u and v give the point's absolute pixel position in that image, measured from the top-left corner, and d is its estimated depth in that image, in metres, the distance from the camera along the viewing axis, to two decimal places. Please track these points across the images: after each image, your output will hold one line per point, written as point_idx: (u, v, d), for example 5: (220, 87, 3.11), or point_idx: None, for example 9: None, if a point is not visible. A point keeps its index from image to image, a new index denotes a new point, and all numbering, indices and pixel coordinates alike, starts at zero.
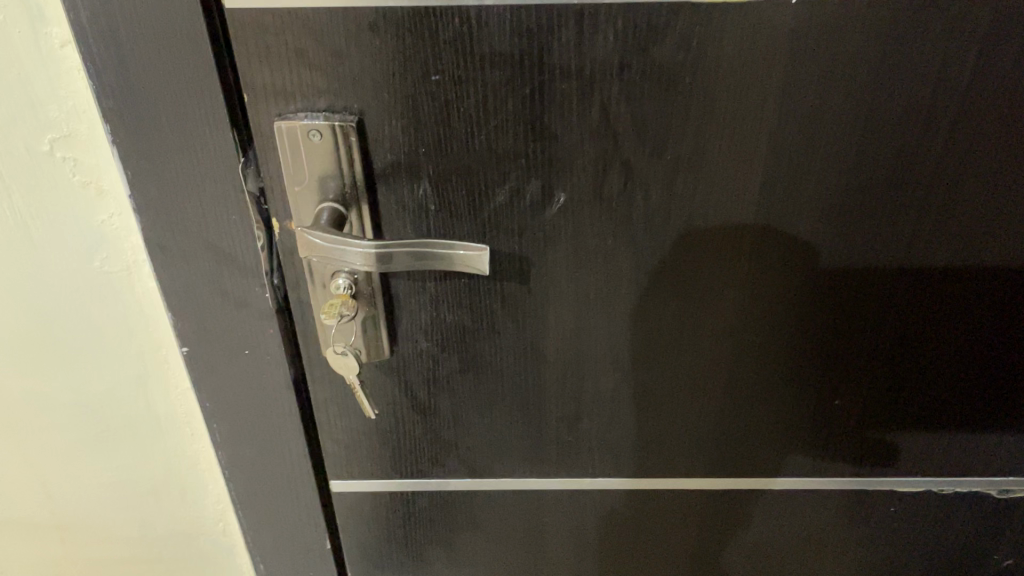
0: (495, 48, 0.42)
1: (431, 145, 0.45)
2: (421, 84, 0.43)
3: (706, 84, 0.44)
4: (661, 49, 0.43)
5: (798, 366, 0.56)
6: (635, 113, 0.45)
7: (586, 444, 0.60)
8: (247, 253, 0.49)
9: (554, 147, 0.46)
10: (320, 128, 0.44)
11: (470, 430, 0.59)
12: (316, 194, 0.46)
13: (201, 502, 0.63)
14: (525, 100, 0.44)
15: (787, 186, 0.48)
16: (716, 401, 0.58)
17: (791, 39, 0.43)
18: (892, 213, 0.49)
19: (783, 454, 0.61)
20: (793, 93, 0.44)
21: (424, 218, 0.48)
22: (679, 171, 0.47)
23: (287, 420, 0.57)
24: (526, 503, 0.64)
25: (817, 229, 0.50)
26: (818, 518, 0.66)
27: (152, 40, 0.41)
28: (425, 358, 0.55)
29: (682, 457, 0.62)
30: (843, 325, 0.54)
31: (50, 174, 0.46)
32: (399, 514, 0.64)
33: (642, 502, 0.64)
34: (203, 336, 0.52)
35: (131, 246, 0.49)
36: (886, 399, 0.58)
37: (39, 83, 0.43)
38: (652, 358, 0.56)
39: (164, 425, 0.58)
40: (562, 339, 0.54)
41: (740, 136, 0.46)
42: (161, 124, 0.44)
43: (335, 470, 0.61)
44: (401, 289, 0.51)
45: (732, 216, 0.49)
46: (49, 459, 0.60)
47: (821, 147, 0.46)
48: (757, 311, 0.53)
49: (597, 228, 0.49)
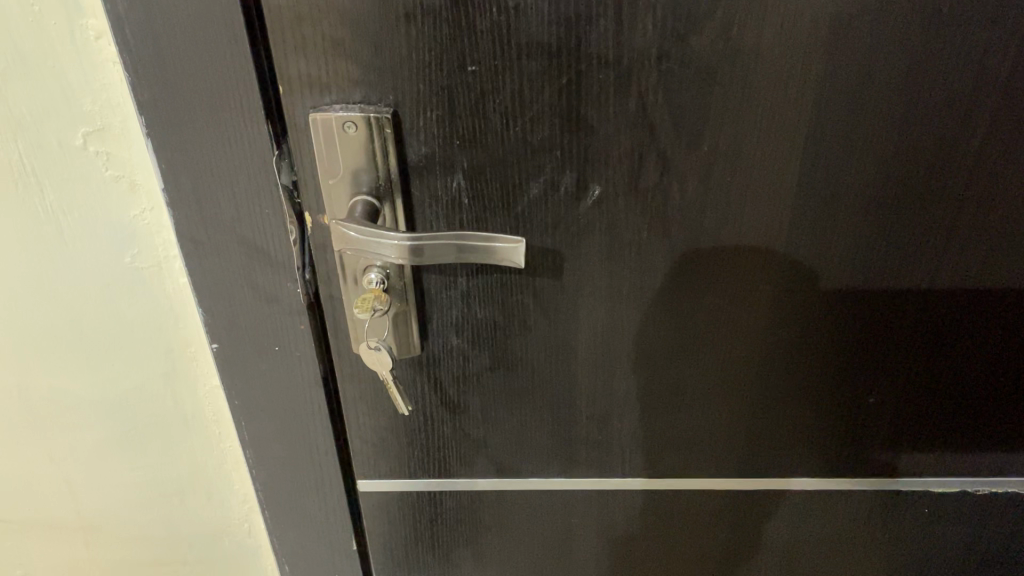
0: (531, 37, 0.42)
1: (467, 138, 0.45)
2: (457, 75, 0.43)
3: (745, 75, 0.43)
4: (700, 39, 0.42)
5: (833, 364, 0.55)
6: (673, 103, 0.44)
7: (616, 443, 0.60)
8: (279, 248, 0.49)
9: (590, 138, 0.45)
10: (355, 119, 0.44)
11: (500, 428, 0.58)
12: (350, 187, 0.46)
13: (226, 502, 0.63)
14: (562, 91, 0.44)
15: (824, 180, 0.47)
16: (747, 400, 0.57)
17: (833, 28, 0.42)
18: (931, 207, 0.48)
19: (815, 455, 0.60)
20: (833, 83, 0.44)
21: (458, 213, 0.48)
22: (714, 164, 0.46)
23: (316, 418, 0.56)
24: (552, 504, 0.63)
25: (854, 224, 0.49)
26: (849, 521, 0.65)
27: (188, 31, 0.41)
28: (455, 355, 0.55)
29: (713, 458, 0.61)
30: (878, 324, 0.53)
31: (82, 169, 0.46)
32: (426, 514, 0.64)
33: (671, 503, 0.64)
34: (233, 332, 0.52)
35: (163, 241, 0.49)
36: (921, 398, 0.57)
37: (73, 76, 0.43)
38: (682, 355, 0.55)
39: (192, 424, 0.58)
40: (593, 335, 0.54)
41: (777, 129, 0.45)
42: (196, 118, 0.44)
43: (362, 469, 0.61)
44: (432, 284, 0.51)
45: (768, 211, 0.48)
46: (74, 457, 0.60)
47: (859, 139, 0.46)
48: (790, 309, 0.53)
49: (631, 222, 0.48)
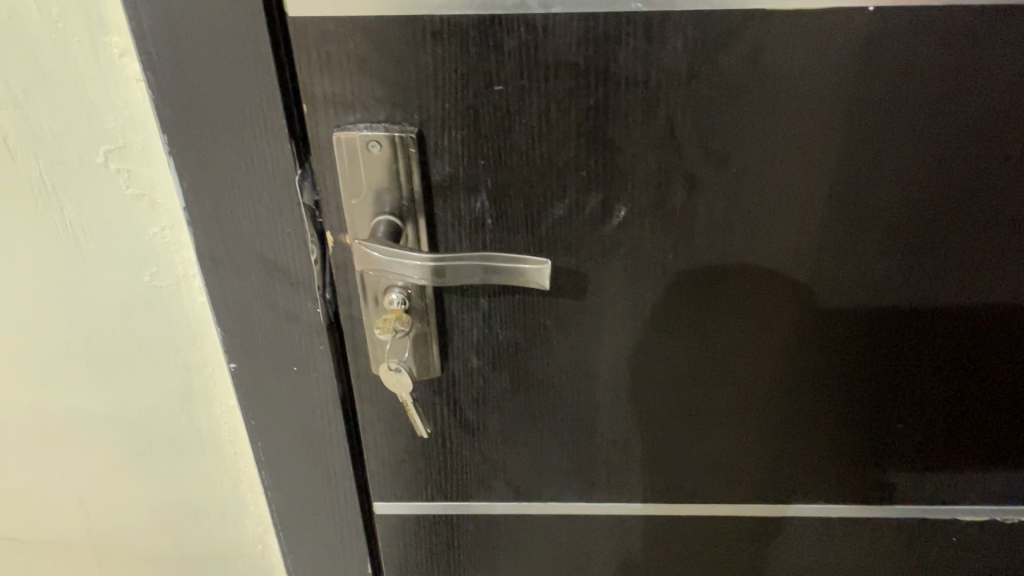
0: (560, 56, 0.41)
1: (491, 157, 0.45)
2: (483, 95, 0.43)
3: (773, 98, 0.43)
4: (730, 59, 0.42)
5: (858, 389, 0.54)
6: (701, 124, 0.43)
7: (637, 467, 0.59)
8: (300, 268, 0.48)
9: (616, 158, 0.45)
10: (379, 139, 0.43)
11: (519, 451, 0.58)
12: (373, 207, 0.45)
13: (241, 524, 0.62)
14: (588, 111, 0.43)
15: (854, 201, 0.46)
16: (770, 426, 0.56)
17: (865, 50, 0.41)
18: (964, 226, 0.47)
19: (839, 482, 0.59)
20: (865, 106, 0.43)
21: (481, 233, 0.47)
22: (742, 186, 0.46)
23: (334, 438, 0.56)
24: (570, 528, 0.62)
25: (884, 245, 0.48)
26: (874, 547, 0.63)
27: (214, 49, 0.41)
28: (475, 376, 0.54)
29: (735, 485, 0.60)
30: (905, 349, 0.52)
31: (102, 187, 0.45)
32: (442, 537, 0.63)
33: (691, 528, 0.62)
34: (251, 353, 0.51)
35: (183, 260, 0.49)
36: (947, 425, 0.56)
37: (96, 93, 0.42)
38: (705, 378, 0.54)
39: (207, 443, 0.57)
40: (615, 358, 0.53)
41: (805, 152, 0.44)
42: (218, 136, 0.43)
43: (379, 491, 0.60)
44: (453, 305, 0.50)
45: (795, 234, 0.48)
46: (87, 477, 0.60)
47: (889, 162, 0.45)
48: (817, 332, 0.52)
49: (656, 243, 0.48)
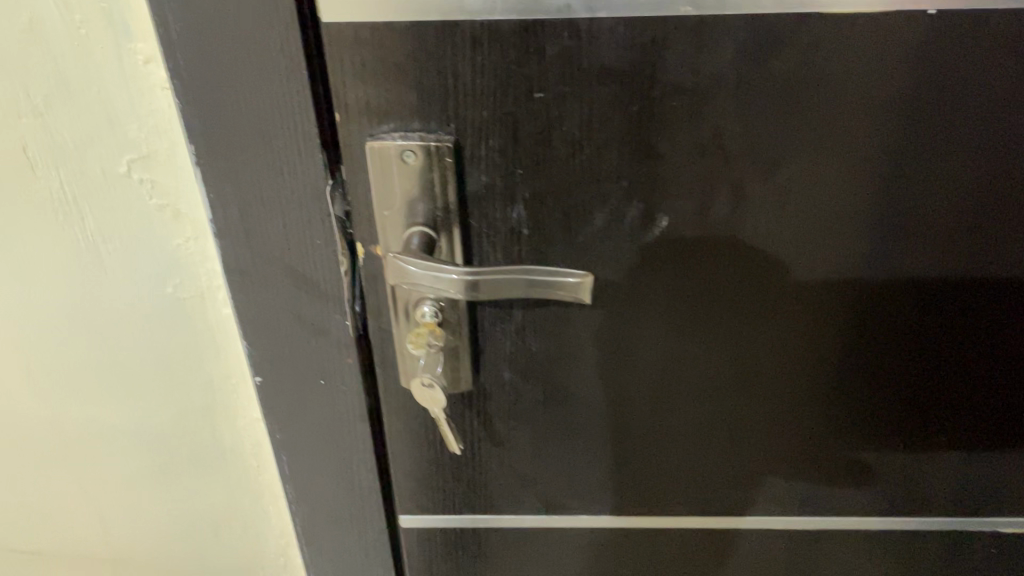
0: (604, 61, 0.40)
1: (529, 166, 0.43)
2: (523, 102, 0.41)
3: (825, 105, 0.41)
4: (781, 65, 0.40)
5: (901, 401, 0.53)
6: (749, 131, 0.42)
7: (670, 480, 0.57)
8: (330, 279, 0.47)
9: (659, 166, 0.43)
10: (414, 148, 0.42)
11: (550, 464, 0.56)
12: (406, 218, 0.44)
13: (263, 537, 0.61)
14: (632, 118, 0.41)
15: (904, 210, 0.45)
16: (808, 440, 0.54)
17: (923, 55, 0.40)
18: (1017, 236, 0.46)
19: (877, 495, 0.58)
20: (920, 112, 0.41)
21: (516, 243, 0.46)
22: (788, 195, 0.44)
23: (361, 453, 0.54)
24: (600, 540, 0.61)
25: (933, 254, 0.46)
26: (911, 560, 0.62)
27: (243, 55, 0.39)
28: (506, 388, 0.52)
29: (770, 498, 0.58)
30: (949, 361, 0.51)
31: (125, 196, 0.44)
32: (468, 550, 0.62)
33: (723, 540, 0.61)
34: (278, 366, 0.50)
35: (207, 271, 0.47)
36: (990, 436, 0.54)
37: (119, 100, 0.41)
38: (743, 392, 0.52)
39: (230, 456, 0.56)
40: (651, 370, 0.51)
41: (855, 160, 0.43)
42: (247, 145, 0.42)
43: (405, 505, 0.59)
44: (486, 317, 0.49)
45: (840, 244, 0.46)
46: (106, 489, 0.58)
47: (942, 171, 0.43)
48: (860, 344, 0.50)
49: (698, 252, 0.46)
